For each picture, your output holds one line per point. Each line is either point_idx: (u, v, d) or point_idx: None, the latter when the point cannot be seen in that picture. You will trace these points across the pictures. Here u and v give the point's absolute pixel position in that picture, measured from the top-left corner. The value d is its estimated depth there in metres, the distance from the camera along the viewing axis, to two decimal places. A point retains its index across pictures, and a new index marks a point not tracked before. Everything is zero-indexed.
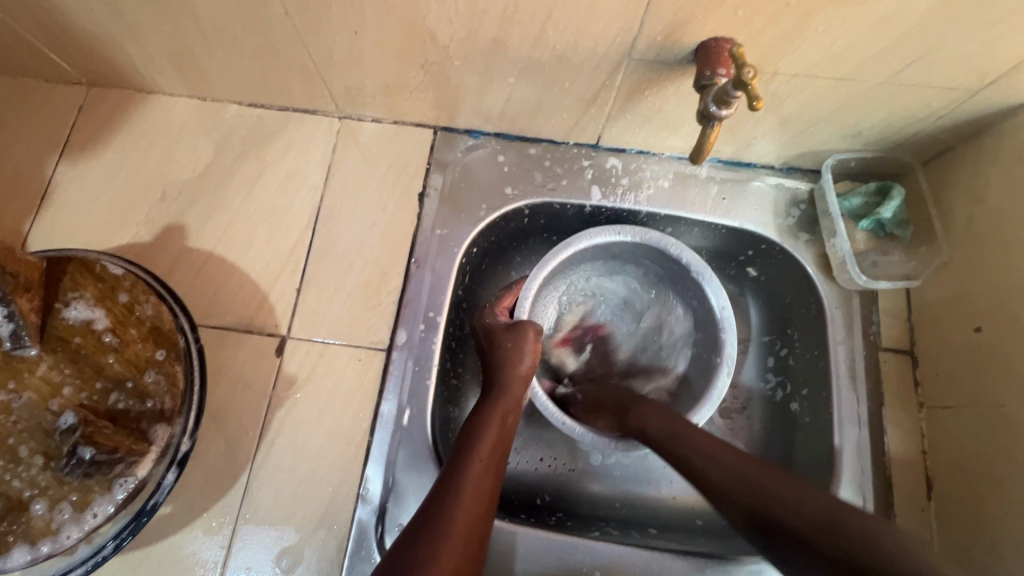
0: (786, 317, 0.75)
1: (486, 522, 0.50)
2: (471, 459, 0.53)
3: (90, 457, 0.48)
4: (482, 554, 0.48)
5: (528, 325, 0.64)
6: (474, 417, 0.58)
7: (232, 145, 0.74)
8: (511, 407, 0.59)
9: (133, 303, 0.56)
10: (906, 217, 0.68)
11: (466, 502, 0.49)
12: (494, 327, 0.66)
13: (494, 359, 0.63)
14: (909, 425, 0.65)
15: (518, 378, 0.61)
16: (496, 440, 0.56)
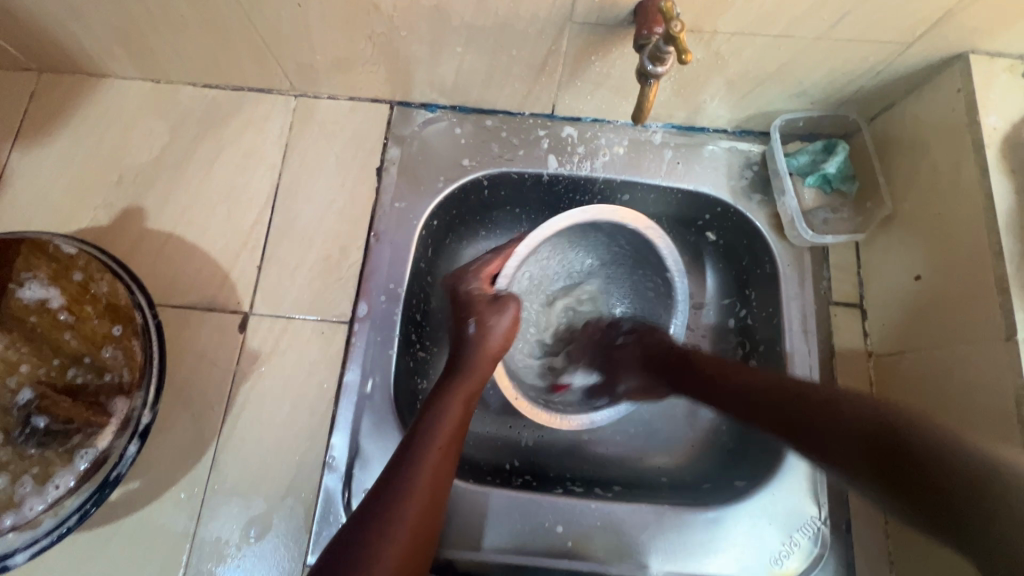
0: (744, 278, 0.76)
1: (439, 509, 0.51)
2: (428, 445, 0.52)
3: (45, 425, 0.51)
4: (434, 540, 0.50)
5: (512, 306, 0.62)
6: (436, 397, 0.57)
7: (188, 126, 0.74)
8: (474, 389, 0.58)
9: (88, 282, 0.56)
10: (852, 172, 0.70)
11: (420, 489, 0.50)
12: (476, 301, 0.63)
13: (471, 338, 0.61)
14: (859, 374, 0.67)
15: (487, 359, 0.60)
16: (456, 425, 0.55)
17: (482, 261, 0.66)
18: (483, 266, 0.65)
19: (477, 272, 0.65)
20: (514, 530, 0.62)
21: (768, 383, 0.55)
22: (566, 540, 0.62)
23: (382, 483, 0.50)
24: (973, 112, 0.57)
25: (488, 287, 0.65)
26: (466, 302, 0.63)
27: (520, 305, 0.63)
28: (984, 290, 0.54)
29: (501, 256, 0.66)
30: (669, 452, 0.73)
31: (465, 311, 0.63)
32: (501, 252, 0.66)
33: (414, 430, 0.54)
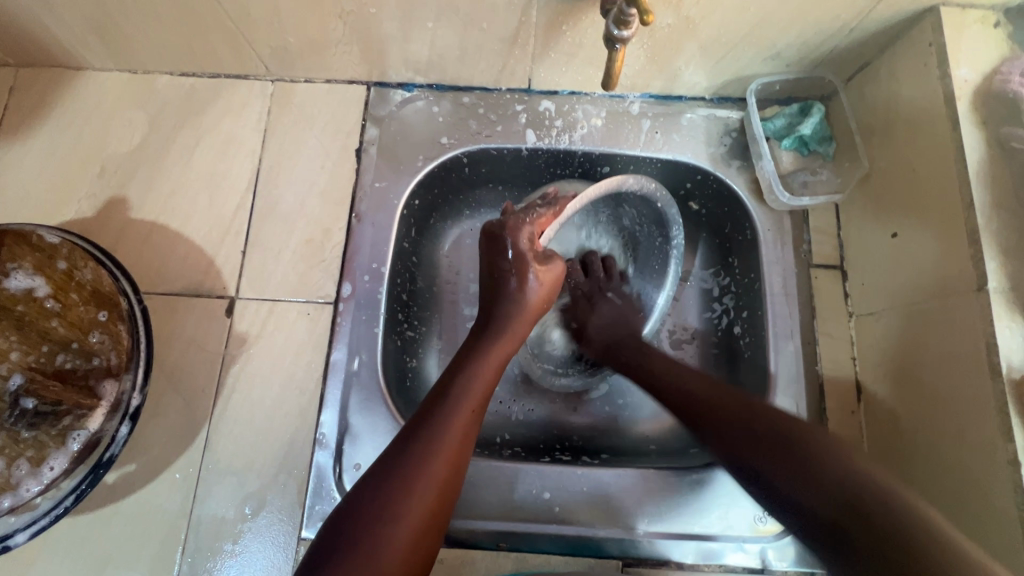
0: (727, 246, 0.76)
1: (461, 473, 0.49)
2: (457, 408, 0.51)
3: (33, 407, 0.52)
4: (452, 503, 0.49)
5: (560, 266, 0.61)
6: (471, 353, 0.56)
7: (167, 115, 0.74)
8: (507, 354, 0.58)
9: (72, 269, 0.57)
10: (829, 134, 0.70)
11: (445, 450, 0.48)
12: (529, 258, 0.58)
13: (520, 297, 0.59)
14: (841, 335, 0.68)
15: (524, 317, 0.59)
16: (484, 391, 0.54)
17: (536, 213, 0.59)
18: (538, 219, 0.59)
19: (532, 227, 0.59)
20: (503, 498, 0.63)
21: (744, 413, 0.52)
22: (553, 505, 0.63)
23: (413, 433, 0.49)
24: (944, 65, 0.57)
25: (536, 241, 0.60)
26: (515, 257, 0.58)
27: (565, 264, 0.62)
28: (956, 242, 0.55)
29: (556, 214, 0.59)
30: (656, 418, 0.74)
31: (515, 266, 0.58)
32: (555, 205, 0.60)
33: (440, 392, 0.53)
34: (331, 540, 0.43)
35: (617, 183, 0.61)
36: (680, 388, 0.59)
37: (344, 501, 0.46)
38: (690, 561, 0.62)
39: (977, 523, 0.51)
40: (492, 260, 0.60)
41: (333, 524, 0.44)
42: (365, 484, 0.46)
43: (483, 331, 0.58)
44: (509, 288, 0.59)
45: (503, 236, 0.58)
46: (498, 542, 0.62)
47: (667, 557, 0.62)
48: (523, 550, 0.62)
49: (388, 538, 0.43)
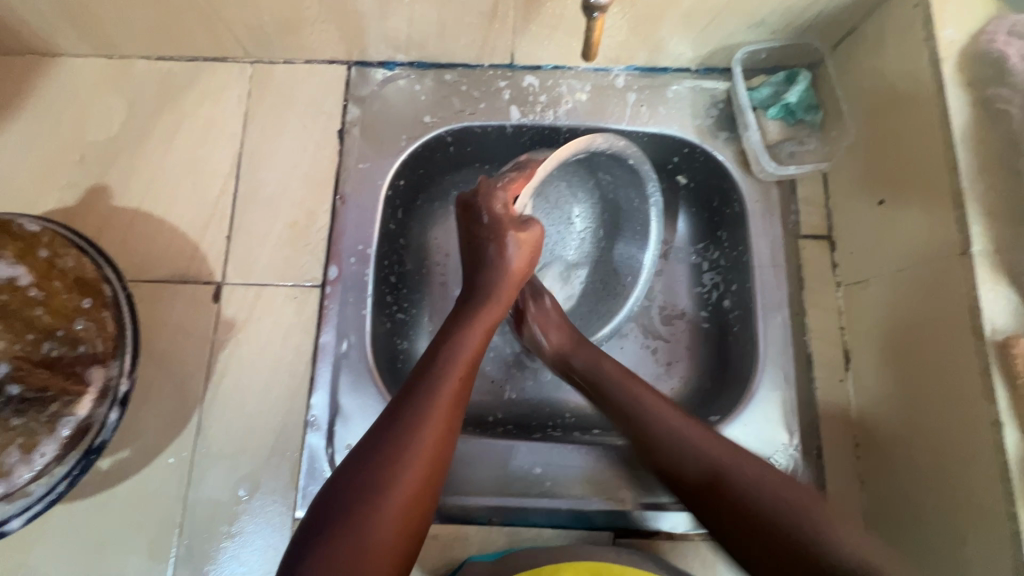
0: (716, 219, 0.76)
1: (453, 436, 0.50)
2: (446, 374, 0.51)
3: (19, 393, 0.53)
4: (447, 466, 0.49)
5: (538, 231, 0.62)
6: (455, 322, 0.57)
7: (146, 101, 0.73)
8: (493, 322, 0.58)
9: (54, 257, 0.58)
10: (815, 102, 0.69)
11: (437, 414, 0.49)
12: (504, 224, 0.60)
13: (500, 262, 0.60)
14: (829, 304, 0.68)
15: (506, 284, 0.60)
16: (473, 357, 0.55)
17: (507, 177, 0.62)
18: (509, 183, 0.61)
19: (505, 192, 0.61)
20: (496, 475, 0.64)
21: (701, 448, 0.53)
22: (545, 480, 0.64)
23: (401, 401, 0.50)
24: (929, 27, 0.56)
25: (512, 207, 0.62)
26: (490, 223, 0.61)
27: (543, 229, 0.63)
28: (941, 207, 0.54)
29: (527, 176, 0.62)
30: None
31: (492, 232, 0.60)
32: (525, 170, 0.62)
33: (428, 360, 0.53)
34: (325, 511, 0.43)
35: (589, 142, 0.61)
36: (671, 437, 0.55)
37: (337, 470, 0.46)
38: (681, 530, 0.63)
39: (959, 486, 0.52)
40: (471, 230, 0.62)
41: (327, 495, 0.45)
42: (358, 452, 0.47)
43: (469, 300, 0.59)
44: (488, 255, 0.61)
45: (477, 203, 0.62)
46: (490, 517, 0.63)
47: (657, 527, 0.63)
48: (515, 523, 0.63)
49: (382, 503, 0.43)
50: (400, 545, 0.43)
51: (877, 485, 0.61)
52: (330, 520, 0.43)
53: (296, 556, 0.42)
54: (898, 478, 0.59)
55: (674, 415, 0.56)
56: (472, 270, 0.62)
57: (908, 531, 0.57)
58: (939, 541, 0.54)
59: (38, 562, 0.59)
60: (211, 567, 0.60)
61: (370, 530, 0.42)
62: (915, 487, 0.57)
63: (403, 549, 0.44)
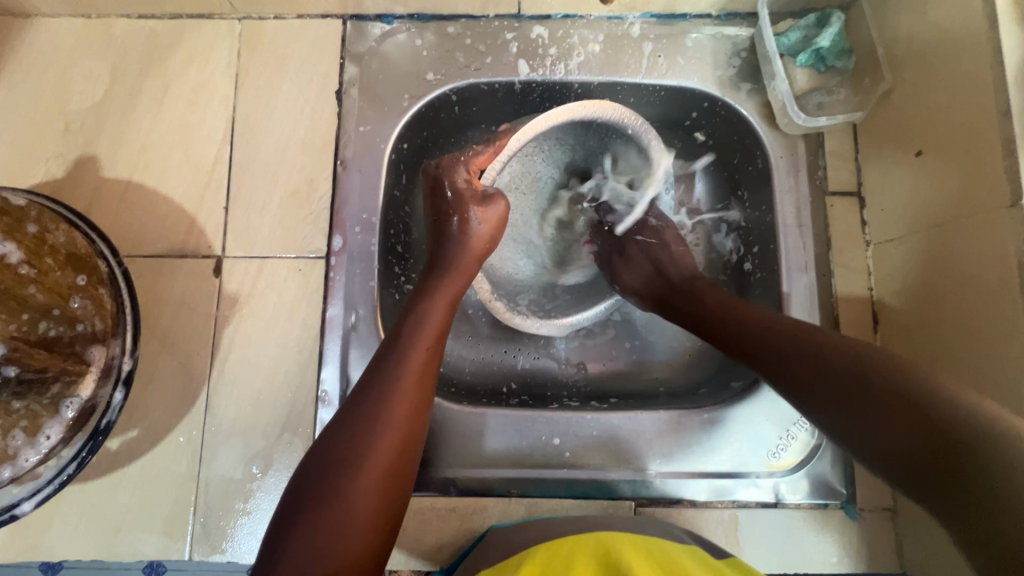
0: (737, 177, 0.72)
1: (421, 412, 0.47)
2: (410, 347, 0.49)
3: (17, 374, 0.52)
4: (418, 443, 0.47)
5: (501, 206, 0.58)
6: (419, 294, 0.55)
7: (130, 63, 0.68)
8: (458, 291, 0.56)
9: (43, 232, 0.56)
10: (848, 46, 0.65)
11: (402, 389, 0.47)
12: (466, 198, 0.58)
13: (460, 237, 0.57)
14: (858, 264, 0.65)
15: (470, 256, 0.57)
16: (438, 330, 0.52)
17: (471, 151, 0.60)
18: (474, 156, 0.60)
19: (467, 165, 0.59)
20: (513, 446, 0.62)
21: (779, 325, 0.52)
22: (563, 450, 0.62)
23: (367, 375, 0.48)
24: None
25: (473, 183, 0.59)
26: (453, 199, 0.58)
27: (508, 202, 0.59)
28: (988, 157, 0.51)
29: (492, 149, 0.60)
30: (662, 362, 0.72)
31: (455, 206, 0.58)
32: (492, 142, 0.61)
33: (393, 333, 0.51)
34: (298, 491, 0.42)
35: (572, 109, 0.60)
36: (743, 331, 0.54)
37: (308, 452, 0.45)
38: (703, 498, 0.62)
39: None
40: (433, 205, 0.60)
41: (297, 480, 0.43)
42: (327, 432, 0.45)
43: (435, 273, 0.56)
44: (449, 231, 0.58)
45: (439, 176, 0.59)
46: (510, 489, 0.62)
47: (679, 496, 0.62)
48: (535, 494, 0.62)
49: (350, 482, 0.42)
50: (376, 518, 0.43)
51: None
52: (307, 504, 0.41)
53: (270, 544, 0.41)
54: None
55: (735, 308, 0.56)
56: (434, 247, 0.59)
57: None
58: None
59: (55, 542, 0.58)
60: (229, 544, 0.59)
61: (343, 506, 0.41)
62: None
63: (376, 531, 0.42)
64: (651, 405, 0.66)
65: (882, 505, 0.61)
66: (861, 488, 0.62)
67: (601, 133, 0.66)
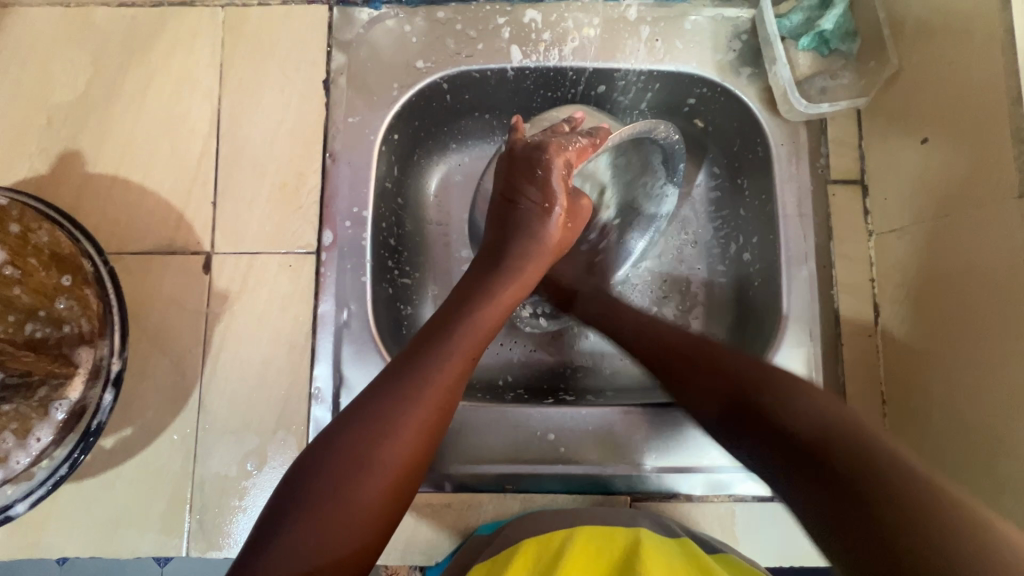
0: (738, 165, 0.70)
1: (448, 417, 0.46)
2: (452, 347, 0.47)
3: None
4: (434, 451, 0.45)
5: (585, 207, 0.61)
6: (469, 290, 0.53)
7: (111, 54, 0.66)
8: (512, 297, 0.54)
9: (26, 232, 0.55)
10: (853, 28, 0.62)
11: (436, 389, 0.45)
12: (560, 195, 0.57)
13: (540, 233, 0.57)
14: (860, 255, 0.64)
15: (533, 253, 0.56)
16: (483, 335, 0.50)
17: (577, 141, 0.55)
18: (578, 148, 0.55)
19: (571, 154, 0.55)
20: (508, 442, 0.62)
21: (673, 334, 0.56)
22: (558, 446, 0.62)
23: (399, 364, 0.46)
24: None
25: (568, 176, 0.56)
26: (543, 189, 0.56)
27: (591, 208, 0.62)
28: (997, 146, 0.49)
29: (595, 145, 0.55)
30: None
31: (543, 198, 0.57)
32: (594, 137, 0.56)
33: (436, 326, 0.49)
34: (307, 468, 0.41)
35: (649, 128, 0.57)
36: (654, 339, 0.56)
37: (328, 427, 0.44)
38: (699, 492, 0.61)
39: (1000, 444, 0.49)
40: (516, 184, 0.57)
41: (310, 454, 0.42)
42: (347, 414, 0.43)
43: (493, 266, 0.55)
44: (531, 220, 0.57)
45: (540, 158, 0.54)
46: (504, 484, 0.61)
47: (675, 490, 0.61)
48: (529, 490, 0.61)
49: (361, 479, 0.40)
50: (378, 515, 0.41)
51: (905, 442, 0.59)
52: (312, 484, 0.40)
53: (269, 524, 0.39)
54: (933, 439, 0.56)
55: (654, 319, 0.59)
56: (503, 232, 0.57)
57: None
58: None
59: (53, 540, 0.58)
60: (226, 540, 0.59)
61: (350, 498, 0.40)
62: (947, 447, 0.54)
63: (379, 528, 0.41)
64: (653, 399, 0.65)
65: None
66: None
67: (652, 148, 0.62)
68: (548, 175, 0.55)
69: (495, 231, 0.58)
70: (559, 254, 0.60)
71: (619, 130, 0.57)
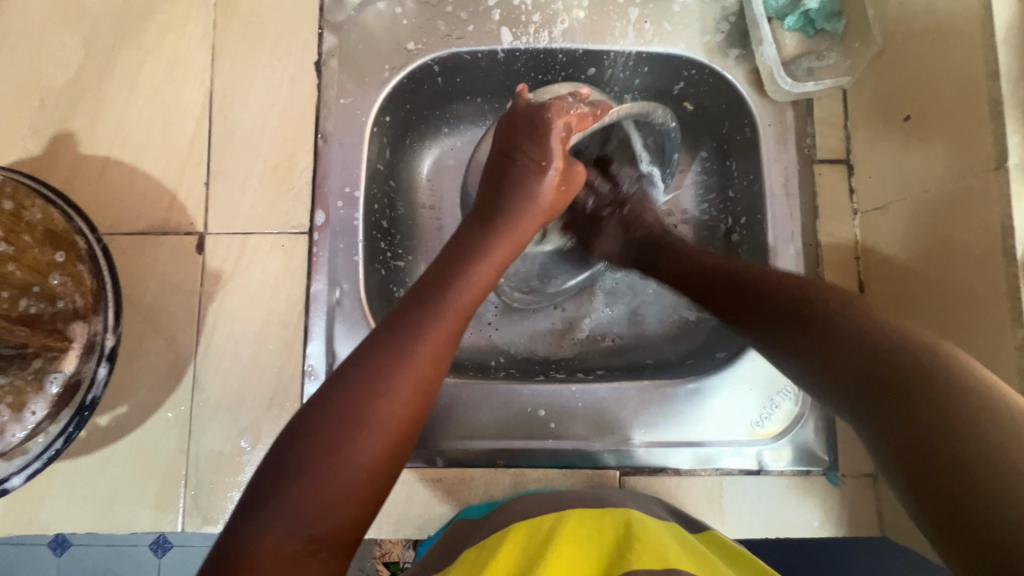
0: (726, 145, 0.71)
1: (444, 374, 0.45)
2: (445, 309, 0.46)
3: None
4: (427, 414, 0.44)
5: (581, 172, 0.60)
6: (460, 252, 0.52)
7: (103, 35, 0.67)
8: (504, 261, 0.53)
9: (19, 210, 0.56)
10: (838, 8, 0.63)
11: (431, 344, 0.44)
12: (558, 155, 0.57)
13: (535, 193, 0.57)
14: (845, 234, 0.65)
15: (526, 216, 0.56)
16: (476, 296, 0.49)
17: (578, 108, 0.57)
18: (579, 114, 0.57)
19: (572, 118, 0.56)
20: (500, 417, 0.63)
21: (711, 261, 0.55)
22: (549, 422, 0.63)
23: (392, 325, 0.45)
24: None
25: (567, 140, 0.57)
26: (541, 147, 0.56)
27: (587, 172, 0.62)
28: (975, 119, 0.50)
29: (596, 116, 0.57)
30: (652, 332, 0.73)
31: (543, 158, 0.56)
32: (595, 107, 0.58)
33: (429, 283, 0.48)
34: (299, 432, 0.40)
35: (646, 112, 0.57)
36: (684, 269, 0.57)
37: (317, 392, 0.43)
38: (687, 466, 0.62)
39: None
40: (516, 142, 0.57)
41: (300, 417, 0.41)
42: (338, 376, 0.43)
43: (488, 224, 0.55)
44: (525, 179, 0.57)
45: (541, 117, 0.56)
46: (495, 459, 0.62)
47: (663, 465, 0.62)
48: (521, 465, 0.62)
49: (354, 441, 0.39)
50: (371, 478, 0.40)
51: None
52: (304, 448, 0.39)
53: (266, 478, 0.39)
54: None
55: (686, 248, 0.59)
56: (498, 190, 0.57)
57: None
58: None
59: (49, 516, 0.59)
60: (221, 516, 0.60)
61: (343, 462, 0.39)
62: None
63: (378, 480, 0.40)
64: (646, 376, 0.66)
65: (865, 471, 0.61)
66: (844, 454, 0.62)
67: (646, 130, 0.63)
68: (548, 135, 0.56)
69: (491, 187, 0.58)
70: (553, 217, 0.60)
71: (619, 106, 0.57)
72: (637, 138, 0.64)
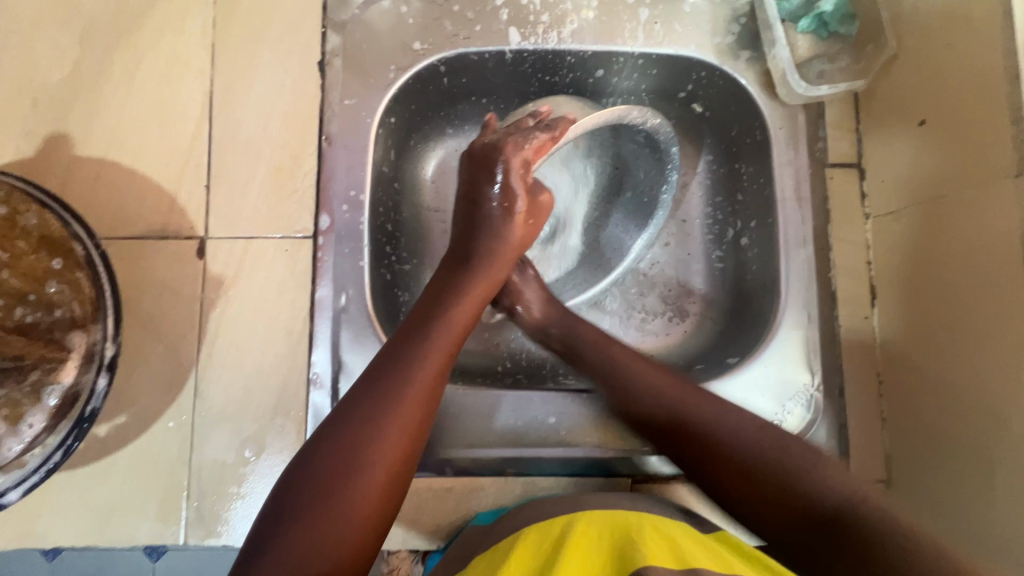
0: (735, 149, 0.70)
1: (434, 413, 0.45)
2: (429, 349, 0.47)
3: None
4: (419, 452, 0.44)
5: (548, 201, 0.59)
6: (441, 290, 0.53)
7: (98, 32, 0.65)
8: (483, 298, 0.54)
9: (14, 215, 0.56)
10: (852, 10, 0.62)
11: (414, 393, 0.44)
12: (519, 194, 0.55)
13: (503, 234, 0.56)
14: (857, 238, 0.64)
15: (503, 253, 0.56)
16: (459, 331, 0.50)
17: (534, 138, 0.53)
18: (537, 145, 0.53)
19: (529, 151, 0.54)
20: (508, 429, 0.62)
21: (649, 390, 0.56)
22: (559, 430, 0.62)
23: (377, 371, 0.45)
24: None
25: (527, 175, 0.55)
26: (502, 189, 0.55)
27: (553, 200, 0.59)
28: (993, 126, 0.50)
29: (554, 139, 0.54)
30: (662, 340, 0.71)
31: (503, 200, 0.55)
32: (554, 129, 0.54)
33: (405, 333, 0.48)
34: (295, 484, 0.40)
35: (620, 114, 0.57)
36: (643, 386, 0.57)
37: (309, 441, 0.42)
38: None
39: (994, 420, 0.50)
40: (477, 184, 0.56)
41: (295, 468, 0.41)
42: (330, 423, 0.43)
43: (461, 266, 0.55)
44: (491, 220, 0.56)
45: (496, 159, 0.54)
46: (505, 468, 0.61)
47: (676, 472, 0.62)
48: (531, 473, 0.62)
49: (351, 488, 0.39)
50: (371, 524, 0.40)
51: (901, 422, 0.60)
52: (301, 499, 0.39)
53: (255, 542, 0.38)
54: (929, 420, 0.57)
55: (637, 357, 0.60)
56: (467, 232, 0.56)
57: (928, 468, 0.57)
58: (966, 478, 0.53)
59: (46, 528, 0.57)
60: (223, 527, 0.59)
61: (343, 509, 0.39)
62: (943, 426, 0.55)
63: (371, 534, 0.40)
64: None
65: (876, 477, 0.61)
66: (855, 461, 0.61)
67: (637, 134, 0.62)
68: (505, 174, 0.54)
69: (458, 235, 0.57)
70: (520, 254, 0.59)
71: (585, 117, 0.57)
72: (625, 144, 0.65)
